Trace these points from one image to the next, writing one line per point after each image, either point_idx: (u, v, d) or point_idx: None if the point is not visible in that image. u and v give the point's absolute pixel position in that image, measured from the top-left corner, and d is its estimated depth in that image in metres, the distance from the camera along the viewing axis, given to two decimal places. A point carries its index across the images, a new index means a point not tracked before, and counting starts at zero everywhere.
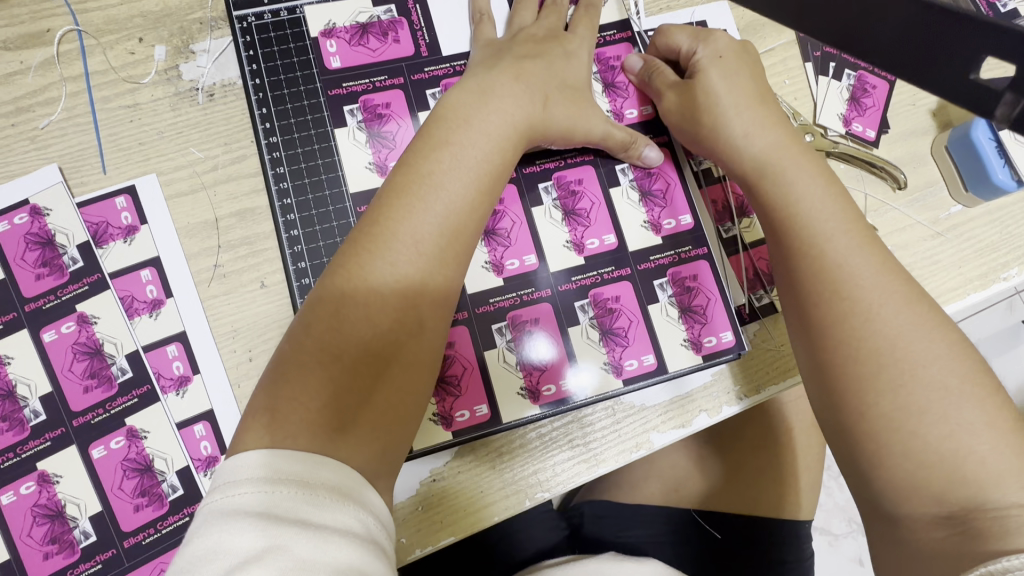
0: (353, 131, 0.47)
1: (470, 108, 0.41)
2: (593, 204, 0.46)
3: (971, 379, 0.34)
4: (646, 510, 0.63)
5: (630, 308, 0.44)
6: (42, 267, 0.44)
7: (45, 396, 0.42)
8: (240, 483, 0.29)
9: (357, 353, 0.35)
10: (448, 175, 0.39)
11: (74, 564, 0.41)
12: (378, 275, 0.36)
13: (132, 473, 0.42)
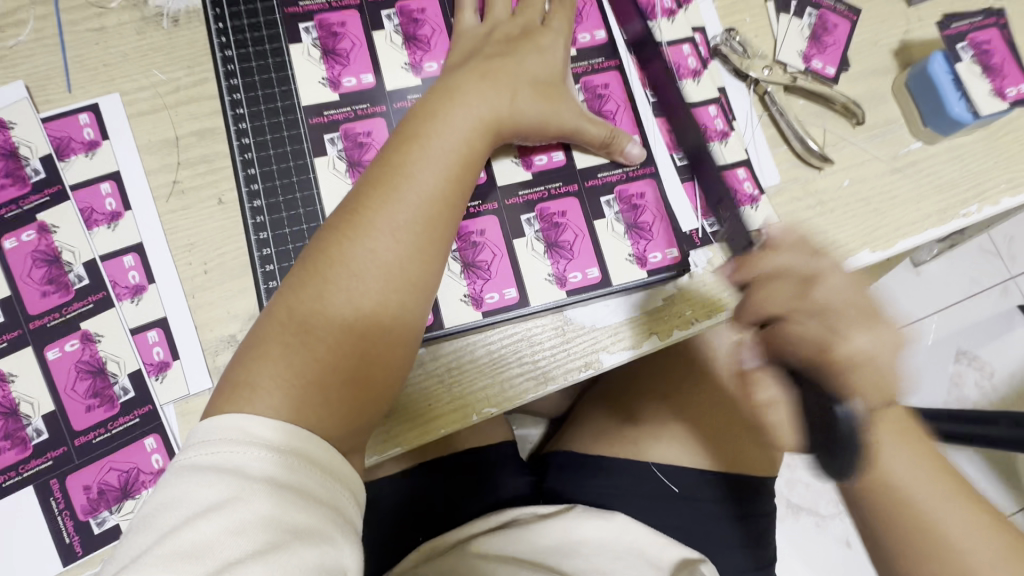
0: (306, 49, 0.47)
1: (467, 83, 0.44)
2: None
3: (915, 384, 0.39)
4: (610, 462, 0.60)
5: (576, 223, 0.47)
6: (6, 179, 0.45)
7: (4, 300, 0.44)
8: (220, 441, 0.33)
9: (344, 304, 0.38)
10: (450, 130, 0.42)
11: (25, 460, 0.42)
12: (368, 240, 0.39)
13: (85, 375, 0.43)
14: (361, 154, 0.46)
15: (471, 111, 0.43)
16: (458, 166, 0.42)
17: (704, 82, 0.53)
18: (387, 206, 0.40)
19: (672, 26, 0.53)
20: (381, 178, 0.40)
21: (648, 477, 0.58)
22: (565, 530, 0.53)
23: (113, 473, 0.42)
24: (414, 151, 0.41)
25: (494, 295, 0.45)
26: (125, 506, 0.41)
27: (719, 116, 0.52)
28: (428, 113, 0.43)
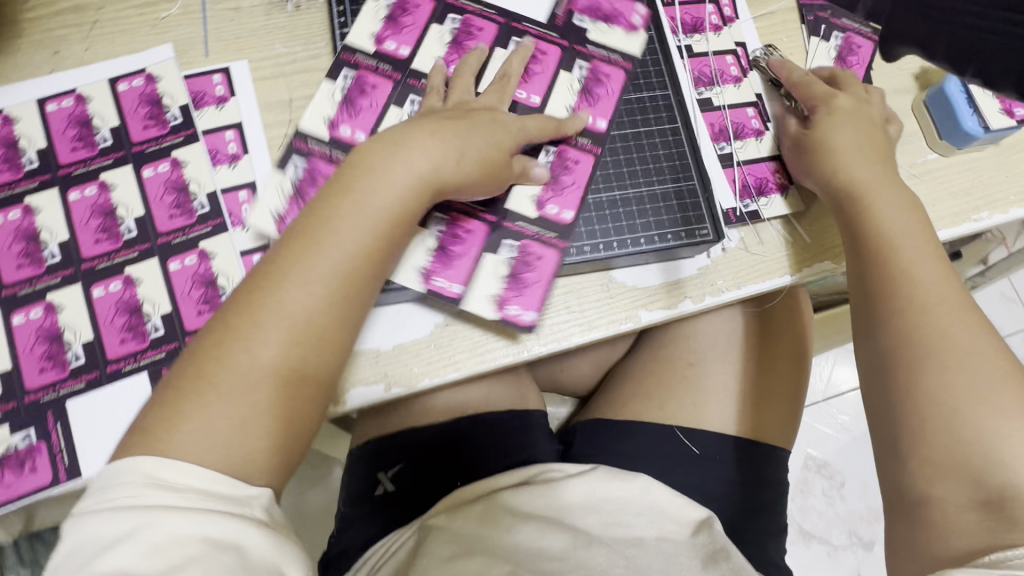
0: (332, 87, 0.54)
1: (378, 155, 0.45)
2: (661, 138, 0.56)
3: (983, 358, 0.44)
4: (640, 427, 0.66)
5: (545, 271, 0.51)
6: (149, 120, 0.54)
7: (138, 218, 0.52)
8: (122, 483, 0.35)
9: (268, 355, 0.40)
10: (388, 176, 0.45)
11: (143, 350, 0.49)
12: (288, 290, 0.41)
13: (200, 284, 0.50)
14: (309, 186, 0.52)
15: (396, 167, 0.45)
16: (396, 212, 0.44)
17: (744, 87, 0.60)
18: (304, 260, 0.42)
19: (718, 39, 0.61)
20: (303, 234, 0.42)
21: (664, 442, 0.64)
22: (590, 489, 0.56)
23: None
24: (344, 202, 0.43)
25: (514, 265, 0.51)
26: None
27: (755, 117, 0.59)
28: (367, 167, 0.45)
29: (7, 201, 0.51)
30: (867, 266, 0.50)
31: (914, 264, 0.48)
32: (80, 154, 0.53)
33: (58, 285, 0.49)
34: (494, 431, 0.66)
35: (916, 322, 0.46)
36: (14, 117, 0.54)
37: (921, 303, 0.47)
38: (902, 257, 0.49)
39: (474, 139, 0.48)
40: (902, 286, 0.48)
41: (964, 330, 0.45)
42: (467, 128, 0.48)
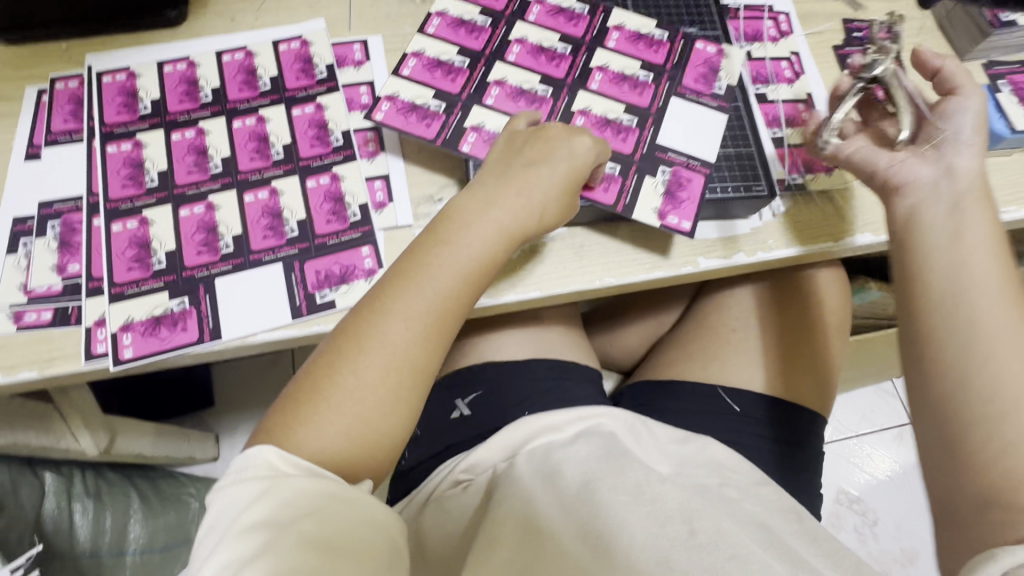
0: (551, 38, 0.65)
1: (467, 217, 0.54)
2: (689, 198, 0.59)
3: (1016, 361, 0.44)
4: (687, 385, 0.71)
5: (412, 124, 0.60)
6: (301, 74, 0.66)
7: (286, 145, 0.63)
8: (251, 463, 0.45)
9: (352, 416, 0.48)
10: (467, 244, 0.53)
11: (281, 245, 0.58)
12: (348, 383, 0.48)
13: (331, 200, 0.60)
14: (395, 115, 0.60)
15: (466, 219, 0.54)
16: (432, 321, 0.51)
17: (796, 87, 0.70)
18: (405, 298, 0.50)
19: (775, 48, 0.71)
20: (356, 337, 0.49)
21: (708, 399, 0.69)
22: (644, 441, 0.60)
23: (337, 265, 0.58)
24: (382, 320, 0.49)
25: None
26: (341, 288, 0.57)
27: (806, 111, 0.68)
28: (448, 238, 0.53)
29: (184, 123, 0.63)
30: (947, 269, 0.48)
31: (980, 284, 0.47)
32: (245, 94, 0.65)
33: (218, 190, 0.60)
34: (551, 375, 0.71)
35: (960, 322, 0.46)
36: (196, 62, 0.66)
37: (960, 309, 0.46)
38: (977, 274, 0.47)
39: (534, 186, 0.55)
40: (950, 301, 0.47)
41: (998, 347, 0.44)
42: (530, 179, 0.55)
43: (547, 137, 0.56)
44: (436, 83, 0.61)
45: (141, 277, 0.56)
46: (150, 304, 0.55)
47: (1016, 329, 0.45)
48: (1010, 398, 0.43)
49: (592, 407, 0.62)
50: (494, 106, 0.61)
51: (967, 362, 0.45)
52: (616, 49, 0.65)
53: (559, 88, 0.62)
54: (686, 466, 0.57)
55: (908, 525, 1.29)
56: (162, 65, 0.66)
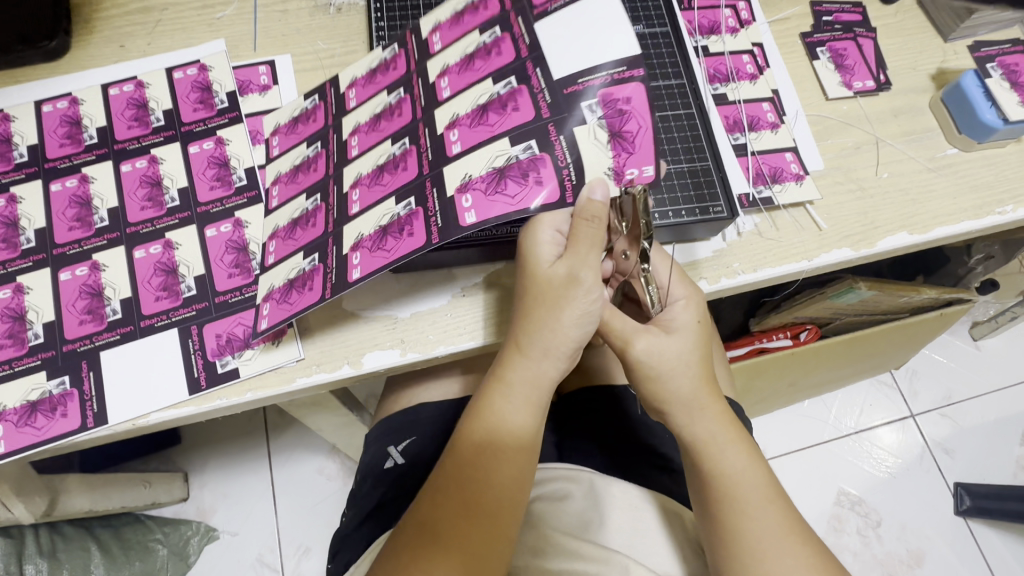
0: (377, 55, 0.55)
1: (557, 296, 0.45)
2: (640, 127, 0.45)
3: (785, 539, 0.44)
4: (600, 388, 0.65)
5: (303, 299, 0.47)
6: (198, 104, 0.59)
7: (181, 188, 0.55)
8: None
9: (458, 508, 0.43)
10: (521, 403, 0.46)
11: (176, 308, 0.51)
12: (470, 436, 0.46)
13: (233, 250, 0.53)
14: (286, 295, 0.48)
15: (524, 374, 0.46)
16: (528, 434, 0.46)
17: (759, 84, 0.62)
18: (505, 378, 0.46)
19: (734, 40, 0.64)
20: (472, 421, 0.47)
21: (618, 401, 0.64)
22: (586, 499, 0.52)
23: (241, 327, 0.51)
24: (476, 435, 0.46)
25: (467, 194, 0.44)
26: (245, 353, 0.50)
27: (771, 111, 0.61)
28: (490, 400, 0.46)
29: (65, 170, 0.56)
30: (705, 518, 0.47)
31: (742, 522, 0.45)
32: (135, 132, 0.57)
33: (104, 246, 0.53)
34: None
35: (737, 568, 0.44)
36: (79, 98, 0.59)
37: (735, 549, 0.45)
38: (740, 508, 0.46)
39: (582, 305, 0.45)
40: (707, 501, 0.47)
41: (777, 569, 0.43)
42: (572, 300, 0.45)
43: (558, 275, 0.45)
44: (304, 184, 0.53)
45: (16, 356, 0.49)
46: (26, 387, 0.48)
47: (788, 550, 0.44)
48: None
49: (566, 467, 0.56)
50: (360, 154, 0.51)
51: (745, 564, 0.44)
52: (444, 41, 0.52)
53: (408, 80, 0.52)
54: (634, 542, 0.48)
55: (921, 522, 1.13)
56: (41, 104, 0.58)
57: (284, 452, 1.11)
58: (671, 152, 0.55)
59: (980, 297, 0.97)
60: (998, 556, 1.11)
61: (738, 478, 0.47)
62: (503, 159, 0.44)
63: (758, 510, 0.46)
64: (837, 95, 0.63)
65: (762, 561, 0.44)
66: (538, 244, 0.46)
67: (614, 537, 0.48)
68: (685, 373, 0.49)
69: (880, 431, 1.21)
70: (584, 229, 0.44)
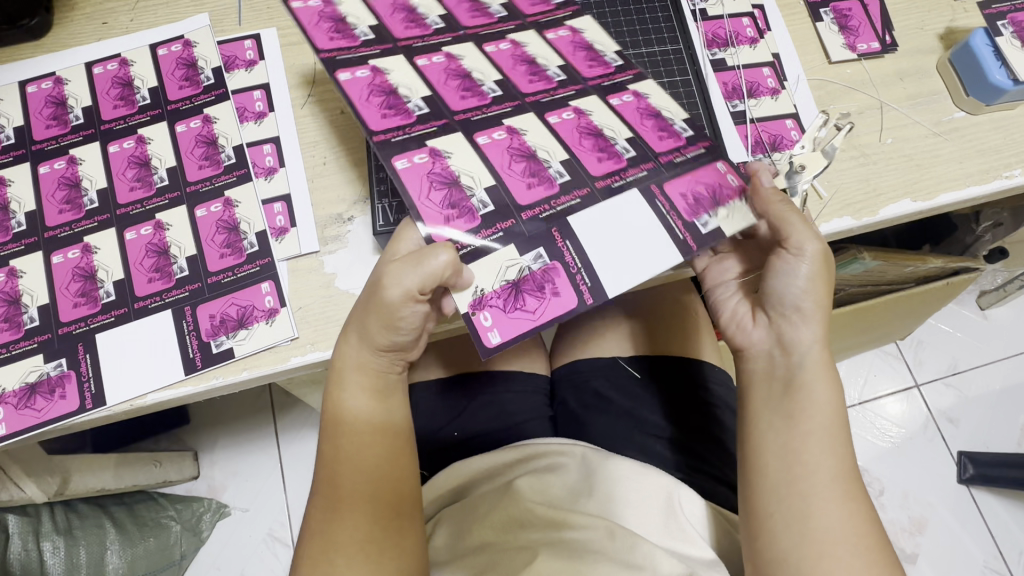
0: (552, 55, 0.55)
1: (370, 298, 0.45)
2: (544, 306, 0.45)
3: (841, 481, 0.44)
4: (599, 361, 0.65)
5: (134, 252, 0.52)
6: (184, 82, 0.58)
7: (170, 168, 0.55)
8: None
9: (354, 505, 0.45)
10: (357, 395, 0.47)
11: (168, 289, 0.51)
12: (349, 418, 0.47)
13: (223, 229, 0.53)
14: (155, 257, 0.52)
15: (355, 359, 0.47)
16: (377, 424, 0.48)
17: (759, 48, 0.60)
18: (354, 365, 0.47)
19: (734, 3, 0.61)
20: (337, 416, 0.47)
21: (614, 374, 0.64)
22: (579, 471, 0.52)
23: (234, 307, 0.51)
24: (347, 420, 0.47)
25: (485, 312, 0.44)
26: (239, 334, 0.50)
27: (771, 77, 0.59)
28: (345, 385, 0.47)
29: (52, 152, 0.55)
30: (781, 440, 0.46)
31: (819, 453, 0.44)
32: (121, 111, 0.57)
33: (94, 228, 0.53)
34: (495, 388, 0.64)
35: (794, 501, 0.43)
36: (63, 78, 0.58)
37: (797, 484, 0.44)
38: (827, 441, 0.45)
39: (414, 312, 0.45)
40: (800, 420, 0.45)
41: (829, 510, 0.42)
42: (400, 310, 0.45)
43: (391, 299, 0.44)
44: (313, 29, 0.52)
45: (12, 339, 0.49)
46: (24, 370, 0.49)
47: (843, 495, 0.43)
48: (835, 515, 0.42)
49: (557, 441, 0.55)
50: (410, 66, 0.53)
51: (798, 480, 0.44)
52: (619, 107, 0.53)
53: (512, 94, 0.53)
54: (627, 510, 0.48)
55: (923, 490, 1.14)
56: (26, 85, 0.58)
57: (291, 430, 1.12)
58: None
59: (986, 266, 0.95)
60: (1000, 522, 1.11)
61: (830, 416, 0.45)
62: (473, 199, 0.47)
63: (836, 452, 0.45)
64: (840, 58, 0.61)
65: (823, 500, 0.43)
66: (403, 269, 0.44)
67: (608, 508, 0.49)
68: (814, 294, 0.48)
69: (884, 402, 1.21)
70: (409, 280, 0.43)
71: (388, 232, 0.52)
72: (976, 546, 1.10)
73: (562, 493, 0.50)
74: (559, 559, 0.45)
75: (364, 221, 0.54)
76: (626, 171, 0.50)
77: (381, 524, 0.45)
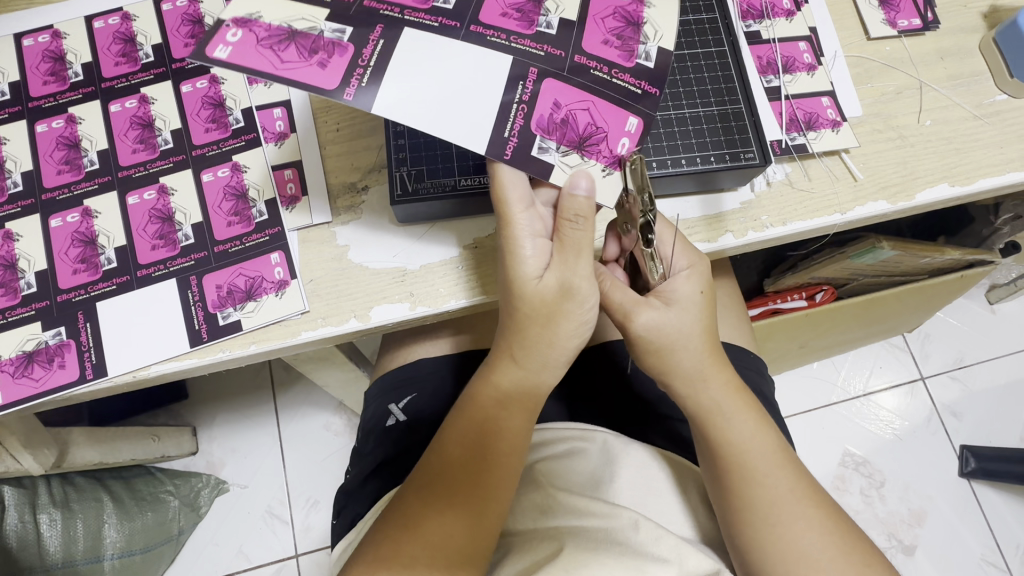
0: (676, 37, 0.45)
1: (554, 300, 0.42)
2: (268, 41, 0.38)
3: (797, 492, 0.45)
4: (620, 342, 0.65)
5: (137, 219, 0.49)
6: (190, 39, 0.55)
7: (175, 131, 0.52)
8: None
9: (453, 486, 0.42)
10: (519, 379, 0.44)
11: (173, 257, 0.49)
12: (507, 392, 0.44)
13: (231, 196, 0.50)
14: (159, 225, 0.49)
15: (534, 367, 0.44)
16: (528, 402, 0.45)
17: (796, 22, 0.57)
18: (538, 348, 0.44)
19: None
20: (485, 409, 0.44)
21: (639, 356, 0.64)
22: (598, 458, 0.50)
23: (242, 278, 0.48)
24: (506, 381, 0.44)
25: (239, 29, 0.38)
26: (248, 305, 0.48)
27: (808, 51, 0.56)
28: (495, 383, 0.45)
29: (51, 110, 0.52)
30: (711, 480, 0.47)
31: (752, 489, 0.44)
32: (122, 69, 0.54)
33: (94, 191, 0.50)
34: None
35: (751, 532, 0.44)
36: (62, 32, 0.55)
37: (749, 515, 0.44)
38: (751, 477, 0.45)
39: (579, 311, 0.43)
40: (727, 452, 0.46)
41: (790, 530, 0.43)
42: (567, 311, 0.42)
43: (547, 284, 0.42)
44: None
45: (8, 306, 0.47)
46: (21, 338, 0.46)
47: (800, 508, 0.44)
48: (795, 529, 0.43)
49: (578, 426, 0.53)
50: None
51: (751, 505, 0.44)
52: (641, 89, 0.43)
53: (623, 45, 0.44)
54: (649, 499, 0.47)
55: (924, 483, 1.13)
56: (22, 38, 0.54)
57: (291, 408, 1.10)
58: (701, 94, 0.51)
59: (1002, 258, 0.93)
60: (999, 517, 1.11)
61: (754, 449, 0.46)
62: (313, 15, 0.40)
63: (769, 477, 0.45)
64: (880, 35, 0.58)
65: (780, 525, 0.43)
66: (521, 217, 0.41)
67: (628, 497, 0.47)
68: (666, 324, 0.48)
69: (888, 395, 1.20)
70: (577, 231, 0.41)
71: (409, 201, 0.48)
72: (974, 539, 1.10)
73: (583, 481, 0.48)
74: (583, 548, 0.42)
75: (380, 192, 0.52)
76: (620, 70, 0.43)
77: (470, 504, 0.41)
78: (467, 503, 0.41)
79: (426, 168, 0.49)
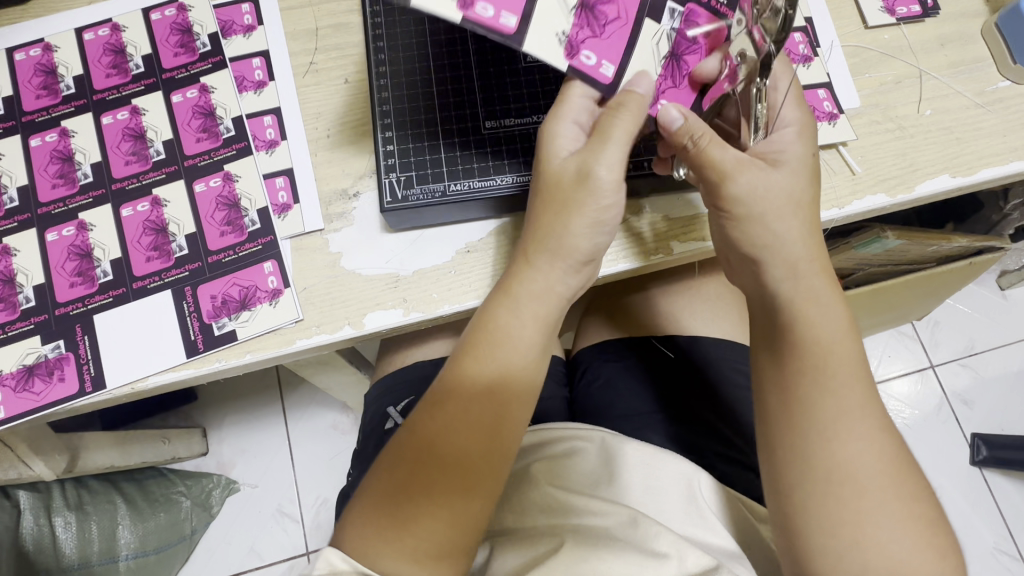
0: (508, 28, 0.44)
1: (561, 217, 0.43)
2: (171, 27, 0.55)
3: (866, 425, 0.41)
4: (618, 342, 0.65)
5: (131, 231, 0.50)
6: (179, 49, 0.55)
7: (166, 141, 0.52)
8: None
9: (464, 430, 0.41)
10: (529, 323, 0.43)
11: (167, 268, 0.49)
12: (511, 325, 0.43)
13: (223, 206, 0.50)
14: (153, 237, 0.50)
15: (539, 284, 0.44)
16: (539, 347, 0.44)
17: None
18: (543, 247, 0.43)
19: None
20: (494, 325, 0.43)
21: (641, 350, 0.64)
22: (601, 455, 0.50)
23: (235, 287, 0.48)
24: (503, 317, 0.43)
25: (173, 9, 0.55)
26: (242, 315, 0.48)
27: (803, 42, 0.55)
28: (496, 321, 0.43)
29: (44, 124, 0.53)
30: (776, 384, 0.43)
31: (820, 393, 0.41)
32: (113, 80, 0.54)
33: (90, 204, 0.50)
34: None
35: (798, 447, 0.40)
36: (52, 45, 0.55)
37: (801, 423, 0.41)
38: (821, 378, 0.41)
39: (593, 209, 0.43)
40: (807, 348, 0.42)
41: (849, 447, 0.39)
42: (582, 202, 0.42)
43: (599, 177, 0.42)
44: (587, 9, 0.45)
45: (8, 320, 0.48)
46: (21, 352, 0.47)
47: (862, 430, 0.40)
48: (855, 447, 0.40)
49: (577, 425, 0.52)
50: None
51: (815, 420, 0.41)
52: None
53: None
54: (647, 496, 0.48)
55: (933, 471, 1.12)
56: (13, 53, 0.55)
57: (298, 407, 1.11)
58: None
59: (1011, 245, 0.91)
60: (1012, 505, 1.10)
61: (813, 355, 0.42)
62: (239, 37, 0.55)
63: (844, 385, 0.41)
64: (877, 23, 0.57)
65: (828, 440, 0.40)
66: (566, 115, 0.44)
67: (628, 494, 0.48)
68: (790, 219, 0.43)
69: (897, 383, 1.19)
70: (617, 122, 0.42)
71: (397, 208, 0.48)
72: (986, 528, 1.09)
73: (585, 480, 0.48)
74: (585, 545, 0.43)
75: (371, 197, 0.51)
76: None
77: (485, 440, 0.41)
78: (483, 440, 0.41)
79: (416, 174, 0.49)
